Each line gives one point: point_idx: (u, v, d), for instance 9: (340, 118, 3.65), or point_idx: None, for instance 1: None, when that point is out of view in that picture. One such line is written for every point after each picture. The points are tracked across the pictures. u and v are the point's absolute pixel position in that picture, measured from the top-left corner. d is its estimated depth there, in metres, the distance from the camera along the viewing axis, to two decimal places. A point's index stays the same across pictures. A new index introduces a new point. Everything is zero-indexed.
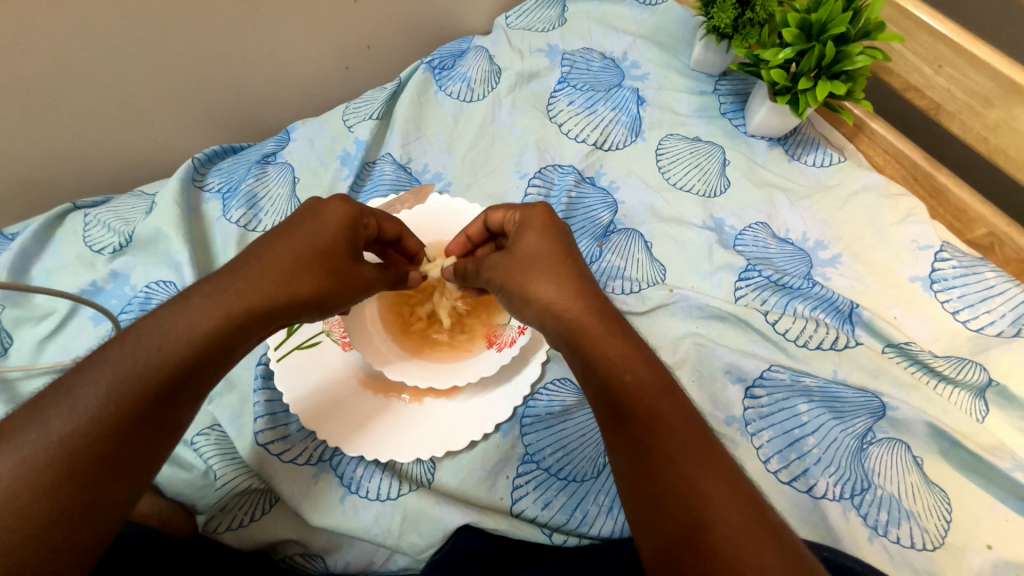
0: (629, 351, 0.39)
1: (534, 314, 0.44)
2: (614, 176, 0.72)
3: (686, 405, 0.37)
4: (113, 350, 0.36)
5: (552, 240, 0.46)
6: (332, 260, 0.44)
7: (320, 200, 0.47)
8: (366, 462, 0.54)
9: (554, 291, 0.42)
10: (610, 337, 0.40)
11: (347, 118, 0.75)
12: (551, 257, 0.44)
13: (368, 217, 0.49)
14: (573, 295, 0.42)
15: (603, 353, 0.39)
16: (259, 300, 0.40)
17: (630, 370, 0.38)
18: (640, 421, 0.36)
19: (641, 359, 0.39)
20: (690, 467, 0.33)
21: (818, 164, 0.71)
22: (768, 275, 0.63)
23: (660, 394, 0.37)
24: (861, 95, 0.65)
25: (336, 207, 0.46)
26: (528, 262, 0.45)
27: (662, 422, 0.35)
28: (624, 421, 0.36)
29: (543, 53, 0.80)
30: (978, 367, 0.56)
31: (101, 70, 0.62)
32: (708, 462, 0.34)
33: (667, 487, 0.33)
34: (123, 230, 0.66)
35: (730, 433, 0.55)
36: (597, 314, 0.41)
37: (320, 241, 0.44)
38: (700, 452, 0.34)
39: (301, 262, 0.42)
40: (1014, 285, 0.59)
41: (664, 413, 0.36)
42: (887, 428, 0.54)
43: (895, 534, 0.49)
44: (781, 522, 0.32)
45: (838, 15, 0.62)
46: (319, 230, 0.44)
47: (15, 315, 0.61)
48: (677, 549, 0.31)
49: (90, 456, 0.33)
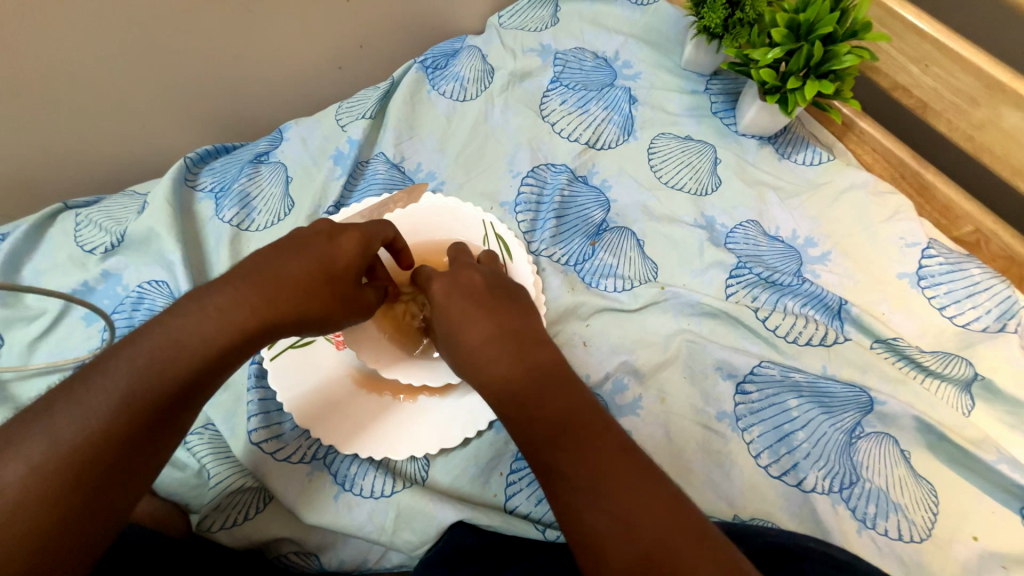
0: (555, 396, 0.40)
1: (461, 362, 0.45)
2: (606, 175, 0.72)
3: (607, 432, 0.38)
4: (125, 358, 0.36)
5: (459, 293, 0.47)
6: (338, 282, 0.44)
7: (335, 224, 0.46)
8: (360, 460, 0.54)
9: (477, 340, 0.44)
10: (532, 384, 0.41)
11: (340, 117, 0.75)
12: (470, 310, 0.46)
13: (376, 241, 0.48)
14: (494, 344, 0.43)
15: (529, 399, 0.40)
16: (271, 315, 0.40)
17: (551, 413, 0.39)
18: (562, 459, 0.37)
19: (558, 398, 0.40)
20: (622, 503, 0.34)
21: (807, 163, 0.71)
22: (759, 273, 0.63)
23: (591, 433, 0.38)
24: (849, 94, 0.65)
25: (351, 237, 0.46)
26: (453, 314, 0.46)
27: (590, 462, 0.36)
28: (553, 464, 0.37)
29: (535, 52, 0.80)
30: (964, 362, 0.57)
31: (91, 70, 0.62)
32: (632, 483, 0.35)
33: (596, 526, 0.34)
34: (114, 230, 0.65)
35: (721, 429, 0.55)
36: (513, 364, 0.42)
37: (333, 264, 0.44)
38: (635, 486, 0.35)
39: (315, 282, 0.43)
40: (999, 281, 0.60)
41: (594, 454, 0.36)
42: (875, 423, 0.54)
43: (883, 527, 0.50)
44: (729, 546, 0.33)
45: (826, 15, 0.63)
46: (331, 255, 0.44)
47: (6, 315, 0.60)
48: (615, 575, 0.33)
49: (99, 465, 0.33)
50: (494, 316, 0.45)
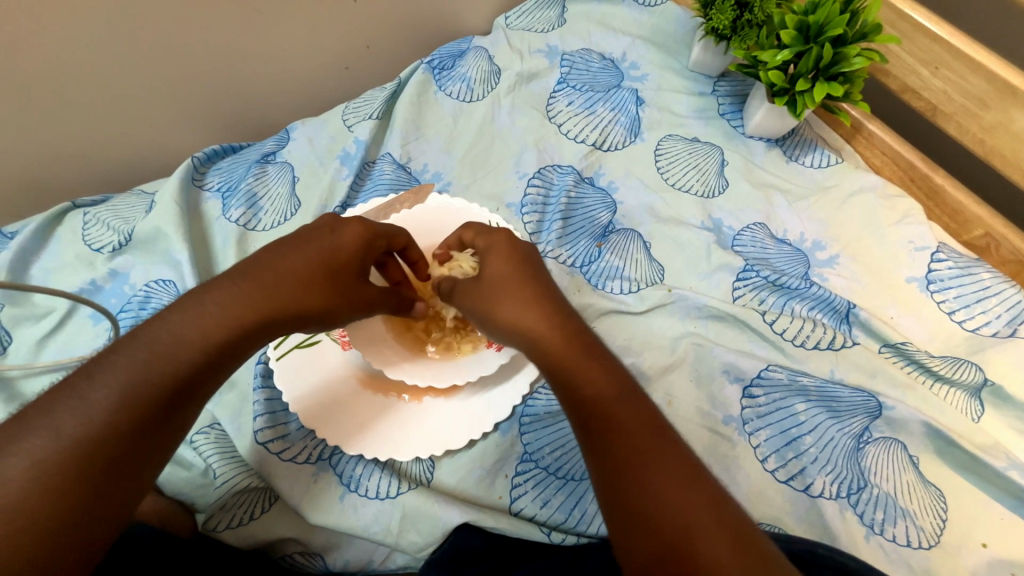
0: (603, 372, 0.39)
1: (505, 332, 0.44)
2: (613, 176, 0.72)
3: (655, 416, 0.37)
4: (126, 354, 0.36)
5: (510, 261, 0.46)
6: (341, 277, 0.44)
7: (336, 217, 0.46)
8: (366, 461, 0.54)
9: (522, 309, 0.43)
10: (582, 358, 0.40)
11: (347, 117, 0.75)
12: (513, 277, 0.45)
13: (382, 237, 0.49)
14: (543, 313, 0.42)
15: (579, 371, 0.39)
16: (269, 309, 0.40)
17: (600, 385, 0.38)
18: (612, 436, 0.36)
19: (609, 373, 0.39)
20: (666, 487, 0.33)
21: (815, 165, 0.71)
22: (766, 276, 0.63)
23: (636, 412, 0.37)
24: (858, 97, 0.65)
25: (353, 230, 0.45)
26: (493, 285, 0.45)
27: (635, 439, 0.36)
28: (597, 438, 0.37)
29: (543, 53, 0.80)
30: (974, 367, 0.56)
31: (100, 69, 0.62)
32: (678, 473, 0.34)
33: (639, 507, 0.33)
34: (122, 229, 0.66)
35: (727, 432, 0.55)
36: (564, 332, 0.41)
37: (335, 258, 0.44)
38: (674, 472, 0.34)
39: (316, 278, 0.43)
40: (1010, 286, 0.60)
41: (639, 434, 0.36)
42: (883, 428, 0.54)
43: (891, 533, 0.50)
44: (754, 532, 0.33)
45: (836, 17, 0.62)
46: (335, 249, 0.44)
47: (15, 314, 0.61)
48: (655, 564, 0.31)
49: (100, 460, 0.33)
50: (534, 289, 0.44)
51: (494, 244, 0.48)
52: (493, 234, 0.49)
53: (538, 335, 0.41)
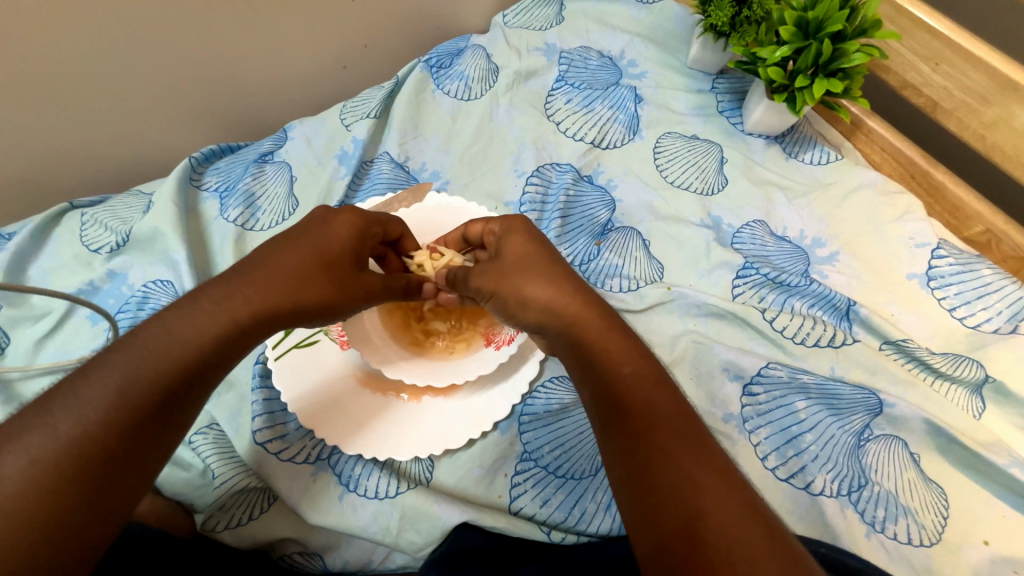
0: (631, 351, 0.40)
1: (530, 308, 0.44)
2: (612, 174, 0.72)
3: (678, 398, 0.38)
4: (120, 352, 0.36)
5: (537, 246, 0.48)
6: (335, 270, 0.44)
7: (328, 210, 0.47)
8: (364, 461, 0.54)
9: (550, 288, 0.44)
10: (609, 335, 0.41)
11: (345, 116, 0.75)
12: (541, 260, 0.46)
13: (375, 226, 0.49)
14: (570, 292, 0.44)
15: (607, 352, 0.40)
16: (263, 304, 0.40)
17: (628, 364, 0.39)
18: (638, 412, 0.36)
19: (639, 353, 0.40)
20: (687, 466, 0.33)
21: (815, 162, 0.71)
22: (766, 273, 0.63)
23: (661, 391, 0.38)
24: (858, 93, 0.65)
25: (345, 219, 0.46)
26: (520, 267, 0.46)
27: (660, 416, 0.36)
28: (622, 415, 0.37)
29: (540, 51, 0.80)
30: (975, 364, 0.56)
31: (96, 70, 0.62)
32: (699, 455, 0.34)
33: (663, 482, 0.33)
34: (120, 230, 0.65)
35: (727, 430, 0.55)
36: (595, 312, 0.43)
37: (328, 251, 0.44)
38: (693, 454, 0.34)
39: (309, 272, 0.42)
40: (1011, 282, 0.59)
41: (664, 411, 0.36)
42: (884, 425, 0.54)
43: (892, 530, 0.49)
44: (773, 515, 0.32)
45: (835, 12, 0.62)
46: (327, 241, 0.44)
47: (12, 315, 0.61)
48: (675, 541, 0.31)
49: (97, 457, 0.33)
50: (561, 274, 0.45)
51: (513, 228, 0.49)
52: (510, 220, 0.50)
53: (567, 310, 0.43)
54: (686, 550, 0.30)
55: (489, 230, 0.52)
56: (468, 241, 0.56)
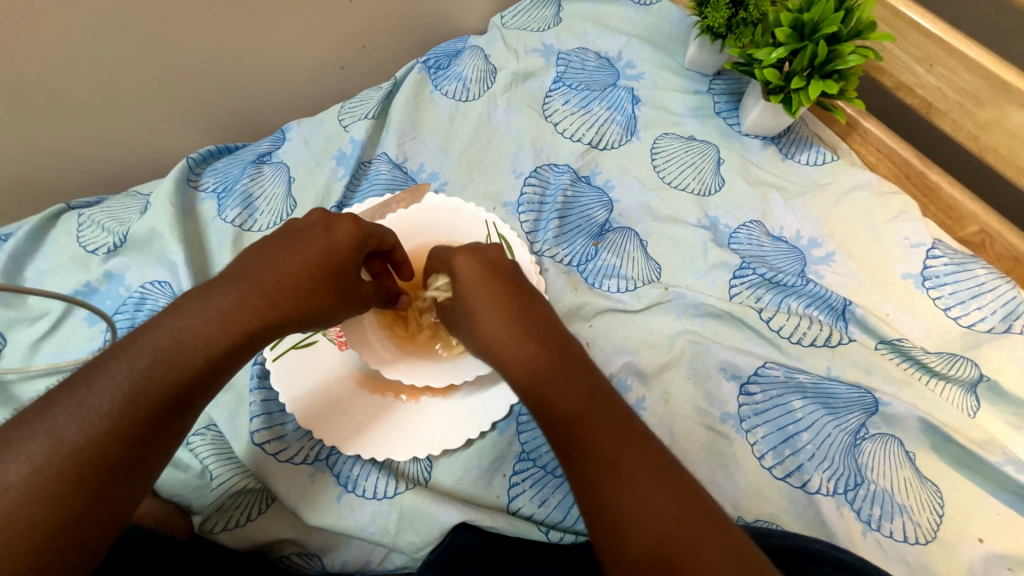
0: (578, 386, 0.39)
1: (487, 352, 0.44)
2: (609, 175, 0.72)
3: (636, 426, 0.37)
4: (127, 358, 0.36)
5: (491, 277, 0.46)
6: (337, 279, 0.44)
7: (330, 215, 0.46)
8: (362, 461, 0.54)
9: (500, 327, 0.43)
10: (557, 372, 0.40)
11: (343, 117, 0.75)
12: (491, 293, 0.45)
13: (375, 237, 0.49)
14: (514, 330, 0.43)
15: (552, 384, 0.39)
16: (268, 314, 0.40)
17: (571, 401, 0.38)
18: (587, 448, 0.36)
19: (587, 388, 0.39)
20: (646, 495, 0.33)
21: (811, 163, 0.71)
22: (763, 273, 0.63)
23: (615, 425, 0.37)
24: (853, 94, 0.65)
25: (345, 228, 0.45)
26: (471, 305, 0.45)
27: (611, 447, 0.36)
28: (567, 451, 0.37)
29: (538, 52, 0.80)
30: (969, 363, 0.56)
31: (92, 70, 0.62)
32: (662, 484, 0.34)
33: (621, 515, 0.33)
34: (117, 230, 0.65)
35: (725, 430, 0.55)
36: (541, 351, 0.41)
37: (332, 260, 0.44)
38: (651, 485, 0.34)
39: (313, 280, 0.43)
40: (1004, 282, 0.60)
41: (617, 444, 0.36)
42: (880, 424, 0.54)
43: (888, 528, 0.50)
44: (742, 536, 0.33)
45: (830, 14, 0.62)
46: (331, 249, 0.44)
47: (9, 316, 0.60)
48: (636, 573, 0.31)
49: (102, 465, 0.33)
50: (509, 306, 0.44)
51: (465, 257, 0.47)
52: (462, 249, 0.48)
53: (513, 348, 0.42)
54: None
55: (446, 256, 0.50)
56: (434, 264, 0.53)
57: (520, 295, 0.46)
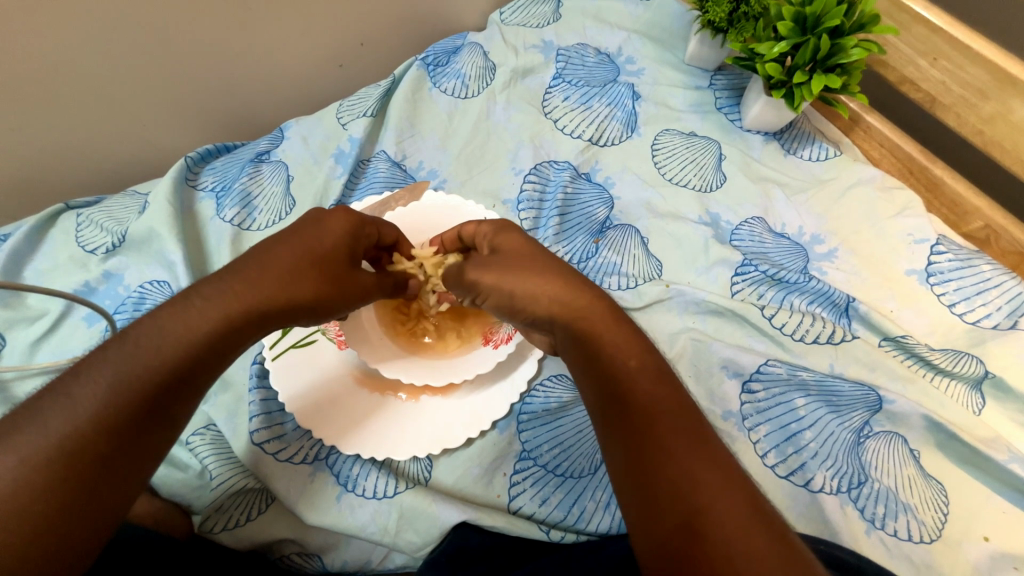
0: (629, 343, 0.40)
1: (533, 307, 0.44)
2: (609, 172, 0.71)
3: (678, 391, 0.38)
4: (113, 350, 0.36)
5: (538, 246, 0.48)
6: (328, 267, 0.44)
7: (321, 209, 0.47)
8: (362, 460, 0.53)
9: (549, 283, 0.43)
10: (611, 330, 0.41)
11: (341, 116, 0.74)
12: (541, 257, 0.46)
13: (369, 225, 0.49)
14: (566, 288, 0.43)
15: (607, 342, 0.40)
16: (256, 302, 0.40)
17: (631, 357, 0.39)
18: (636, 406, 0.36)
19: (639, 348, 0.40)
20: (686, 458, 0.33)
21: (813, 159, 0.70)
22: (765, 271, 0.62)
23: (662, 385, 0.37)
24: (856, 88, 0.65)
25: (338, 218, 0.46)
26: (521, 263, 0.46)
27: (659, 408, 0.36)
28: (620, 403, 0.37)
29: (537, 48, 0.80)
30: (975, 360, 0.56)
31: (89, 69, 0.61)
32: (699, 449, 0.34)
33: (662, 474, 0.33)
34: (115, 230, 0.65)
35: (726, 428, 0.55)
36: (598, 307, 0.42)
37: (320, 247, 0.44)
38: (690, 450, 0.34)
39: (302, 268, 0.42)
40: (1011, 278, 0.59)
41: (665, 402, 0.36)
42: (883, 421, 0.54)
43: (892, 527, 0.49)
44: (773, 513, 0.32)
45: (833, 8, 0.61)
46: (319, 237, 0.44)
47: (9, 317, 0.60)
48: (677, 531, 0.31)
49: (91, 457, 0.33)
50: (558, 269, 0.45)
51: (513, 225, 0.50)
52: (509, 221, 0.51)
53: (569, 301, 0.42)
54: (687, 543, 0.30)
55: (480, 231, 0.51)
56: (463, 241, 0.54)
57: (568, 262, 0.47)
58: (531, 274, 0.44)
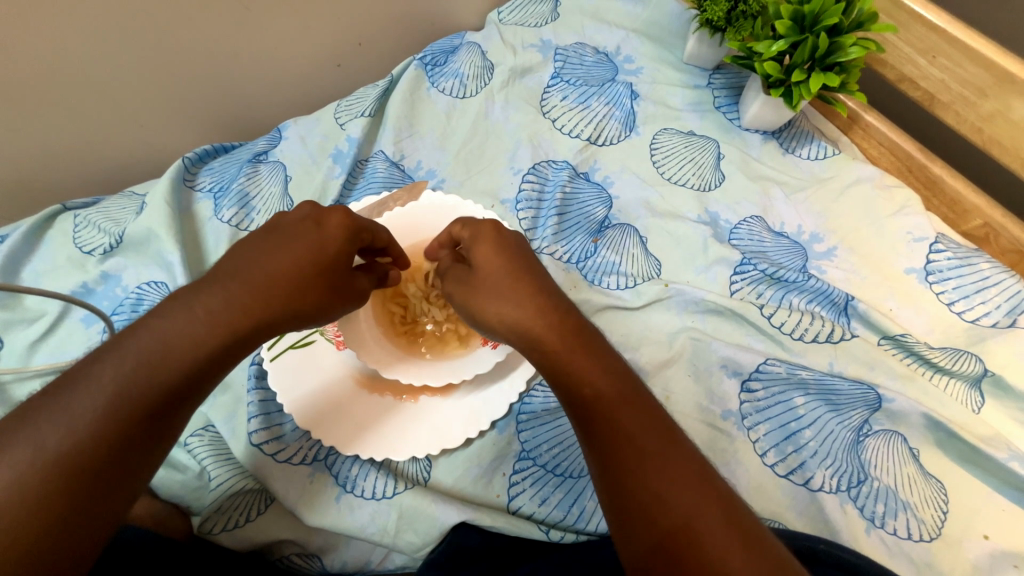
0: (596, 363, 0.39)
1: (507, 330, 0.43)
2: (608, 171, 0.71)
3: (651, 410, 0.37)
4: (111, 360, 0.35)
5: (505, 258, 0.46)
6: (329, 275, 0.44)
7: (320, 207, 0.46)
8: (361, 461, 0.53)
9: (512, 307, 0.43)
10: (576, 351, 0.40)
11: (339, 116, 0.74)
12: (504, 275, 0.45)
13: (367, 231, 0.48)
14: (533, 309, 0.42)
15: (573, 366, 0.39)
16: (260, 312, 0.40)
17: (589, 383, 0.38)
18: (608, 433, 0.36)
19: (602, 368, 0.39)
20: (660, 479, 0.33)
21: (812, 157, 0.70)
22: (764, 269, 0.62)
23: (633, 405, 0.37)
24: (854, 86, 0.65)
25: (337, 220, 0.45)
26: (490, 283, 0.45)
27: (628, 432, 0.36)
28: (592, 429, 0.37)
29: (536, 48, 0.79)
30: (974, 358, 0.56)
31: (86, 70, 0.61)
32: (672, 470, 0.34)
33: (637, 497, 0.33)
34: (113, 231, 0.65)
35: (726, 428, 0.54)
36: (556, 329, 0.41)
37: (323, 255, 0.43)
38: (666, 471, 0.34)
39: (304, 276, 0.42)
40: (1009, 276, 0.59)
41: (639, 423, 0.36)
42: (883, 420, 0.54)
43: (892, 526, 0.49)
44: (761, 528, 0.32)
45: (831, 6, 0.61)
46: (321, 244, 0.44)
47: (6, 318, 0.60)
48: (655, 553, 0.31)
49: (86, 467, 0.33)
50: (519, 288, 0.44)
51: (484, 235, 0.47)
52: (481, 225, 0.48)
53: (530, 326, 0.42)
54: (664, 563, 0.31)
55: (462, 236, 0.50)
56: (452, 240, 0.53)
57: (538, 273, 0.45)
58: (499, 297, 0.44)
